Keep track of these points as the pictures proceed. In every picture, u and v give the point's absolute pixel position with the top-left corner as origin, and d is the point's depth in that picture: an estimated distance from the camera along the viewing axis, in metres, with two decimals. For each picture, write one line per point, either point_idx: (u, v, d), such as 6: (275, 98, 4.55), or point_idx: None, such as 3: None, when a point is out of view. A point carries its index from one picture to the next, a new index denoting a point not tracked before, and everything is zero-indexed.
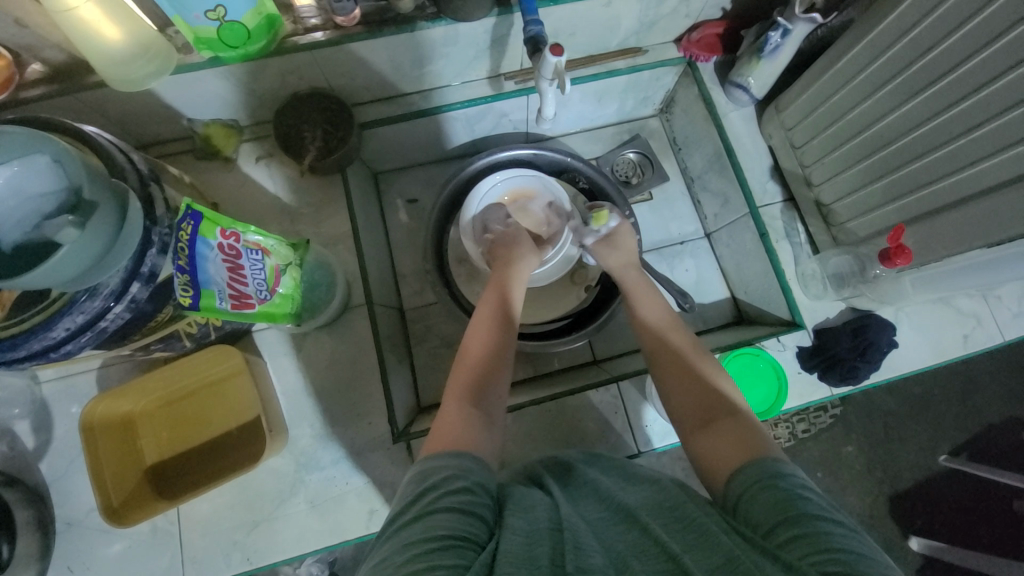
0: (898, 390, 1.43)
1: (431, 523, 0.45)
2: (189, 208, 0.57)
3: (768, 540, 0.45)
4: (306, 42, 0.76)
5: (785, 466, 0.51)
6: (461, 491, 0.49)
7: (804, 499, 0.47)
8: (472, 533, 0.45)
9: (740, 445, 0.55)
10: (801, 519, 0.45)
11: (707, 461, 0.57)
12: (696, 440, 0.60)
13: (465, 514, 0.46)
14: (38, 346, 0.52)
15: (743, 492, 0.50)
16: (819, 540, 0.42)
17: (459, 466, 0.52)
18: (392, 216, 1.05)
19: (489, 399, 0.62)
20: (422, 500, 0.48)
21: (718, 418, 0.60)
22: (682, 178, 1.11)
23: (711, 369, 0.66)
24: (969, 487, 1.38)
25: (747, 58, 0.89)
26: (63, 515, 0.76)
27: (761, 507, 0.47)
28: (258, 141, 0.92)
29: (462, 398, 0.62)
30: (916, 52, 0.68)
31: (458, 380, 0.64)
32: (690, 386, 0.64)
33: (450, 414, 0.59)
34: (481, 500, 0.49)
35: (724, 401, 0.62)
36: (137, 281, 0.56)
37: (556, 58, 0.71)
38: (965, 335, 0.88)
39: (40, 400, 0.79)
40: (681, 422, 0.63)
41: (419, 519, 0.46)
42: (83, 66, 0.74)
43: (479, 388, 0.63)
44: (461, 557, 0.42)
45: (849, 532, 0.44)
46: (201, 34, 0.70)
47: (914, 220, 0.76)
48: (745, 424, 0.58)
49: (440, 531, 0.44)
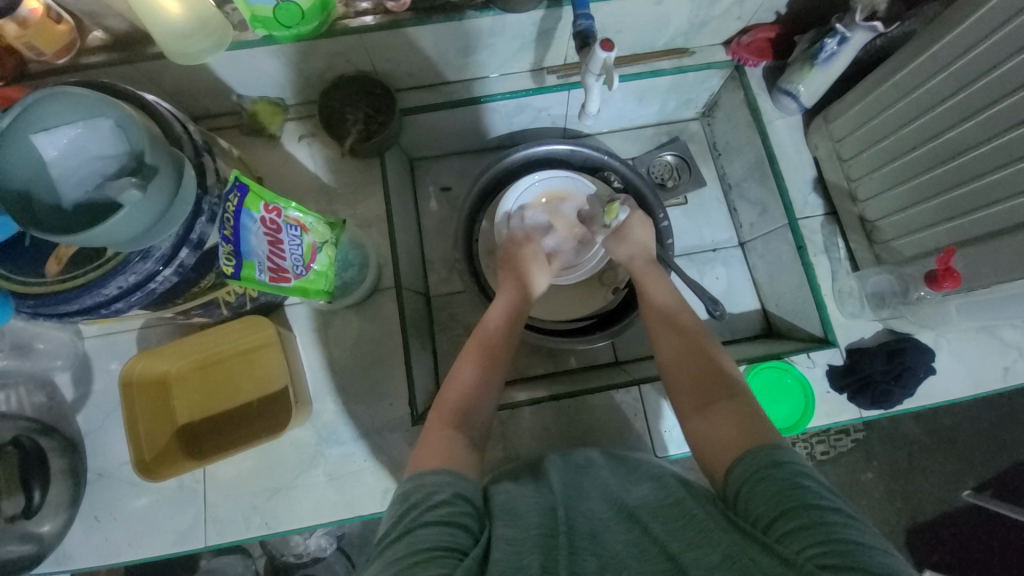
0: (926, 419, 1.37)
1: (415, 538, 0.46)
2: (238, 180, 0.60)
3: (767, 533, 0.45)
4: (356, 25, 0.77)
5: (785, 454, 0.50)
6: (443, 503, 0.50)
7: (803, 488, 0.47)
8: (455, 542, 0.46)
9: (738, 432, 0.55)
10: (800, 509, 0.45)
11: (704, 447, 0.57)
12: (695, 423, 0.59)
13: (447, 525, 0.47)
14: (91, 301, 0.54)
15: (741, 483, 0.50)
16: (819, 532, 0.43)
17: (443, 480, 0.52)
18: (424, 203, 1.07)
19: (479, 406, 0.64)
20: (406, 517, 0.49)
21: (718, 401, 0.59)
22: (719, 184, 1.08)
23: (716, 352, 0.64)
24: (994, 526, 1.33)
25: (798, 65, 0.86)
26: (95, 466, 0.80)
27: (759, 500, 0.47)
28: (302, 120, 0.94)
29: (455, 407, 0.63)
30: (982, 68, 0.65)
31: (461, 374, 0.66)
32: (691, 369, 0.63)
33: (441, 428, 0.60)
34: (463, 509, 0.50)
35: (726, 384, 0.60)
36: (186, 247, 0.58)
37: (605, 53, 0.70)
38: (1007, 367, 0.84)
39: (82, 355, 0.83)
40: (680, 403, 0.62)
41: (402, 537, 0.47)
42: (143, 37, 0.76)
43: (476, 394, 0.64)
44: (444, 566, 0.44)
45: (848, 519, 0.44)
46: (258, 13, 0.73)
47: (966, 244, 0.72)
48: (747, 409, 0.57)
49: (423, 544, 0.45)
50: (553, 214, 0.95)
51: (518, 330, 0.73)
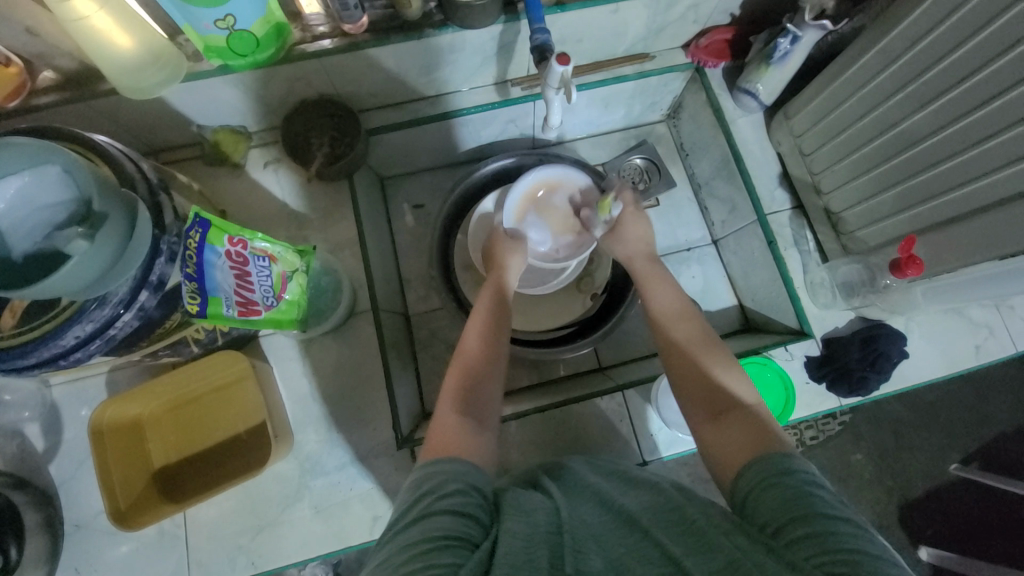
0: (908, 398, 1.40)
1: (428, 525, 0.45)
2: (197, 216, 0.58)
3: (775, 539, 0.45)
4: (314, 49, 0.77)
5: (796, 462, 0.50)
6: (456, 492, 0.49)
7: (813, 496, 0.47)
8: (467, 533, 0.45)
9: (751, 438, 0.55)
10: (810, 517, 0.44)
11: (716, 456, 0.56)
12: (707, 431, 0.59)
13: (460, 516, 0.47)
14: (48, 354, 0.53)
15: (751, 490, 0.50)
16: (827, 541, 0.43)
17: (452, 469, 0.51)
18: (398, 221, 1.06)
19: (479, 398, 0.63)
20: (419, 503, 0.48)
21: (727, 411, 0.59)
22: (689, 184, 1.10)
23: (720, 358, 0.65)
24: (980, 497, 1.36)
25: (755, 65, 0.88)
26: (71, 517, 0.77)
27: (768, 506, 0.47)
28: (267, 147, 0.93)
29: (453, 401, 0.62)
30: (929, 60, 0.67)
31: (452, 384, 0.64)
32: (696, 378, 0.63)
33: (444, 421, 0.59)
34: (477, 500, 0.49)
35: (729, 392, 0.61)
36: (146, 289, 0.56)
37: (561, 68, 0.71)
38: (977, 346, 0.86)
39: (50, 404, 0.80)
40: (689, 412, 0.62)
41: (416, 522, 0.46)
42: (94, 74, 0.75)
43: (473, 386, 0.64)
44: (455, 556, 0.43)
45: (857, 529, 0.44)
46: (211, 43, 0.71)
47: (927, 230, 0.74)
48: (756, 417, 0.57)
49: (436, 531, 0.45)
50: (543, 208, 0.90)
51: (506, 316, 0.73)
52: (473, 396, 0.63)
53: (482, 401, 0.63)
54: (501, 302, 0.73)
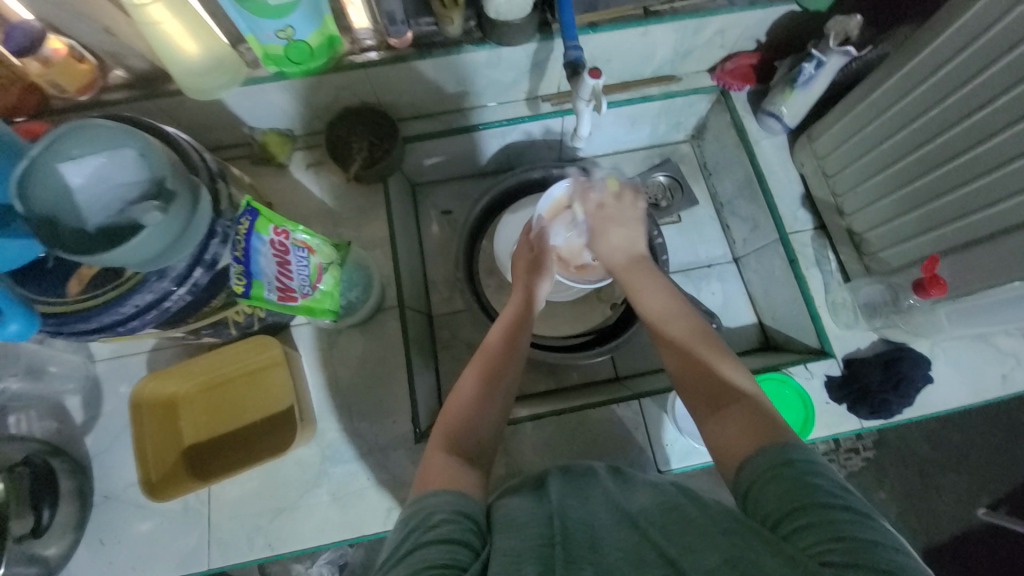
0: (935, 435, 1.36)
1: (414, 558, 0.46)
2: (250, 205, 0.63)
3: (776, 530, 0.46)
4: (360, 60, 0.83)
5: (799, 452, 0.51)
6: (444, 521, 0.50)
7: (815, 486, 0.47)
8: (455, 559, 0.46)
9: (752, 432, 0.55)
10: (811, 508, 0.45)
11: (723, 452, 0.56)
12: (711, 426, 0.59)
13: (446, 543, 0.48)
14: (109, 320, 0.57)
15: (754, 480, 0.51)
16: (827, 529, 0.43)
17: (440, 500, 0.53)
18: (426, 226, 1.10)
19: (481, 418, 0.65)
20: (409, 538, 0.49)
21: (729, 404, 0.59)
22: (712, 203, 1.12)
23: (720, 352, 0.65)
24: (1013, 546, 1.29)
25: (780, 88, 0.91)
26: (102, 488, 0.81)
27: (770, 498, 0.48)
28: (310, 150, 0.99)
29: (443, 439, 0.63)
30: (951, 86, 0.69)
31: (450, 415, 0.65)
32: (696, 374, 0.63)
33: (433, 458, 0.60)
34: (464, 526, 0.51)
35: (731, 388, 0.60)
36: (200, 267, 0.60)
37: (593, 81, 0.76)
38: (1004, 375, 0.85)
39: (93, 378, 0.85)
40: (695, 405, 0.62)
41: (404, 557, 0.47)
42: (161, 75, 0.82)
43: (481, 397, 0.66)
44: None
45: (859, 517, 0.44)
46: (270, 51, 0.78)
47: (950, 252, 0.74)
48: (758, 410, 0.57)
49: (422, 563, 0.46)
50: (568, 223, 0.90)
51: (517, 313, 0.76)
52: (483, 412, 0.66)
53: (472, 446, 0.62)
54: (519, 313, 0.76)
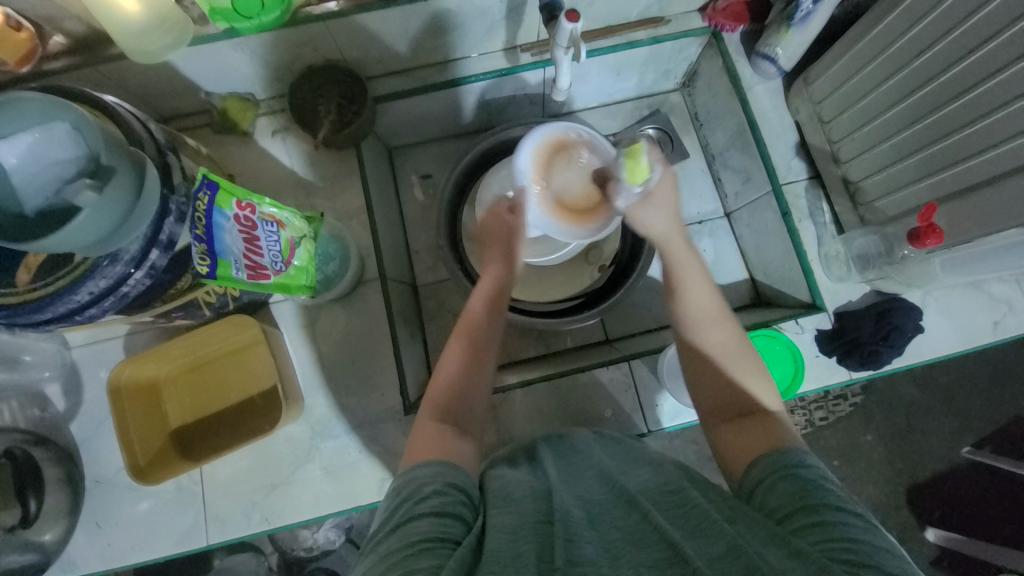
0: (922, 379, 1.38)
1: (408, 531, 0.46)
2: (206, 178, 0.59)
3: (784, 524, 0.46)
4: (320, 12, 0.75)
5: (807, 458, 0.51)
6: (436, 493, 0.50)
7: (824, 491, 0.48)
8: (448, 532, 0.45)
9: (763, 439, 0.55)
10: (821, 509, 0.45)
11: (732, 455, 0.56)
12: (722, 429, 0.59)
13: (440, 516, 0.47)
14: (64, 309, 0.54)
15: (761, 479, 0.51)
16: (834, 530, 0.43)
17: (435, 471, 0.52)
18: (407, 192, 1.06)
19: (471, 383, 0.64)
20: (401, 509, 0.49)
21: (745, 415, 0.58)
22: (703, 155, 1.07)
23: (751, 367, 0.62)
24: (992, 481, 1.34)
25: (775, 27, 0.84)
26: (92, 473, 0.80)
27: (778, 495, 0.48)
28: (274, 115, 0.92)
29: (432, 409, 0.61)
30: (956, 19, 0.64)
31: (435, 394, 0.63)
32: (722, 379, 0.61)
33: (425, 429, 0.59)
34: (457, 499, 0.50)
35: (750, 399, 0.59)
36: (156, 248, 0.57)
37: (571, 25, 0.69)
38: (995, 322, 0.84)
39: (70, 364, 0.83)
40: (707, 410, 0.61)
41: (397, 528, 0.46)
42: (102, 38, 0.74)
43: (467, 373, 0.64)
44: (436, 557, 0.43)
45: (865, 524, 0.45)
46: (217, 5, 0.70)
47: (947, 199, 0.72)
48: (775, 423, 0.57)
49: (416, 536, 0.45)
50: (559, 183, 0.80)
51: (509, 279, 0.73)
52: (472, 377, 0.65)
53: (465, 409, 0.62)
54: (507, 276, 0.73)
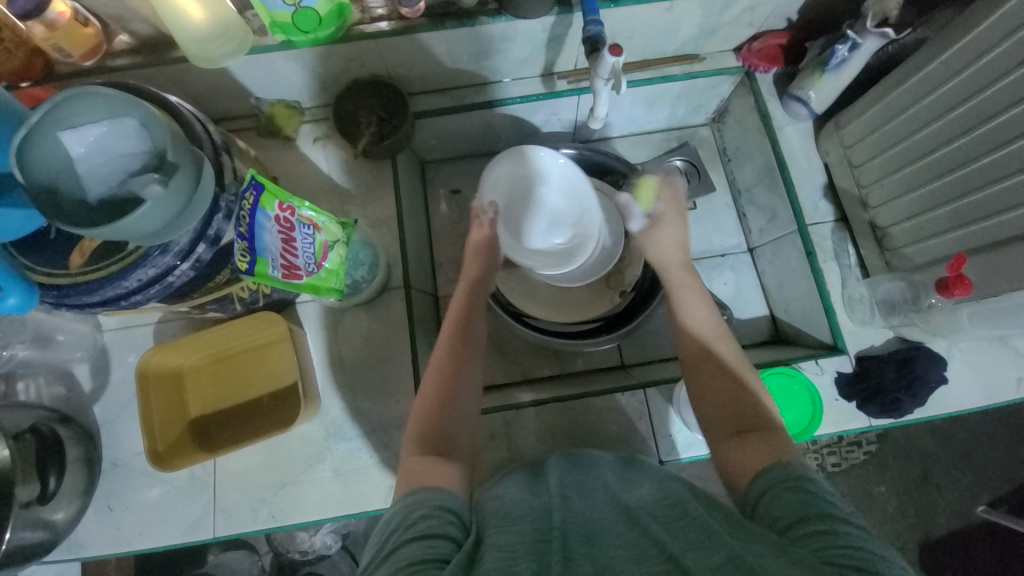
0: (940, 432, 1.34)
1: (398, 556, 0.45)
2: (254, 178, 0.62)
3: (784, 534, 0.45)
4: (371, 30, 0.79)
5: (809, 472, 0.51)
6: (424, 517, 0.49)
7: (824, 500, 0.47)
8: (436, 553, 0.45)
9: (767, 454, 0.54)
10: (821, 517, 0.45)
11: (735, 471, 0.55)
12: (724, 447, 0.58)
13: (428, 539, 0.47)
14: (111, 293, 0.57)
15: (766, 490, 0.50)
16: (835, 537, 0.43)
17: (422, 497, 0.52)
18: (434, 205, 1.08)
19: (463, 377, 0.66)
20: (392, 536, 0.48)
21: (748, 430, 0.57)
22: (729, 190, 1.09)
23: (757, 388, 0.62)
24: (1009, 544, 1.29)
25: (809, 71, 0.86)
26: (109, 456, 0.82)
27: (780, 505, 0.48)
28: (317, 123, 0.96)
29: (432, 409, 0.63)
30: (991, 77, 0.65)
31: (431, 387, 0.66)
32: (719, 391, 0.62)
33: (432, 423, 0.62)
34: (446, 519, 0.50)
35: (752, 417, 0.59)
36: (203, 242, 0.60)
37: (614, 58, 0.72)
38: (1021, 378, 0.82)
39: (101, 347, 0.86)
40: (710, 428, 0.61)
41: (387, 556, 0.46)
42: (166, 40, 0.79)
43: (455, 374, 0.66)
44: None
45: (867, 533, 0.44)
46: (277, 19, 0.74)
47: (977, 251, 0.71)
48: (778, 438, 0.56)
49: (405, 559, 0.44)
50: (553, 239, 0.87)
51: (494, 275, 0.80)
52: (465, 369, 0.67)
53: (447, 437, 0.61)
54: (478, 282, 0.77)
